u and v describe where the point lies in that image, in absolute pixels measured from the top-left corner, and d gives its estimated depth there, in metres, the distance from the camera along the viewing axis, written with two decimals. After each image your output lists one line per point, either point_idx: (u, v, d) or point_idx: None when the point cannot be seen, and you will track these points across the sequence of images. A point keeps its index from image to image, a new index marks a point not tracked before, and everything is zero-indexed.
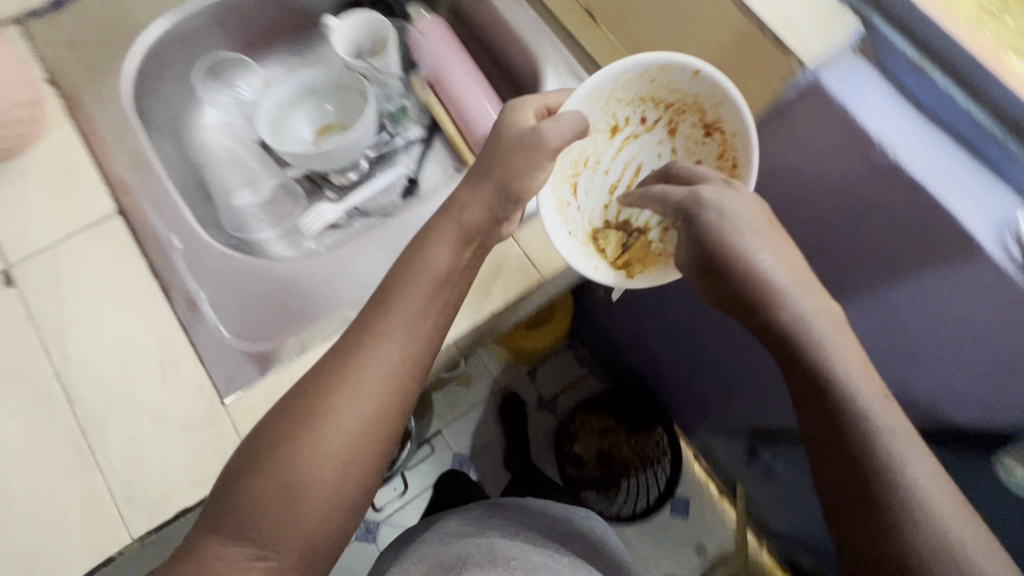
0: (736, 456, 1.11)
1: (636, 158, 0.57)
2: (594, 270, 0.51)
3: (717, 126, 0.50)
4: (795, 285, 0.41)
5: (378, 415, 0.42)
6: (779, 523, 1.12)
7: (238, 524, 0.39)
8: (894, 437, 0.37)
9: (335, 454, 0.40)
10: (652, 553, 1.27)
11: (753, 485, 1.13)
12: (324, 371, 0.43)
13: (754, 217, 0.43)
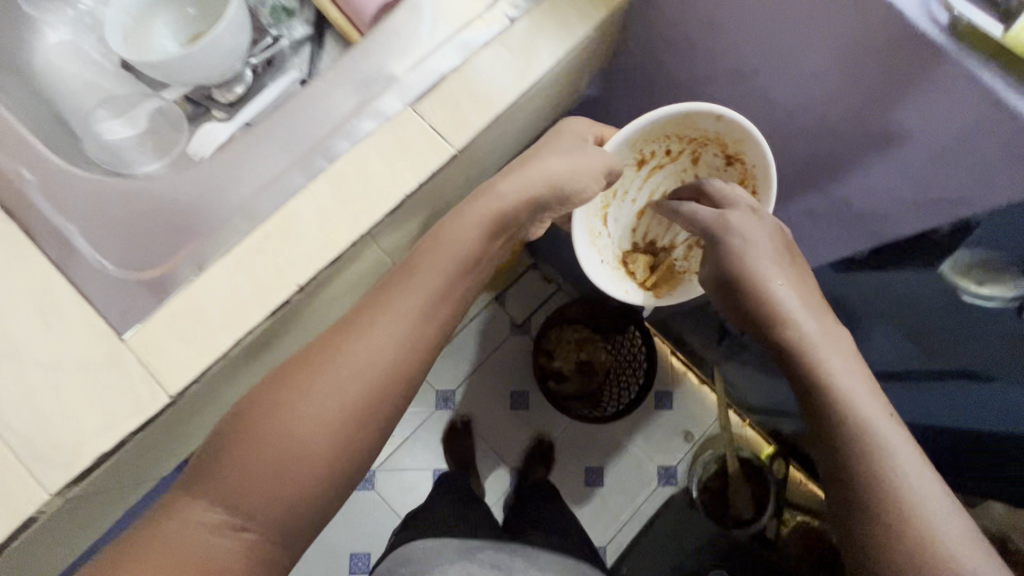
0: (708, 338, 1.13)
1: (658, 187, 0.83)
2: (625, 292, 0.77)
3: (738, 157, 0.73)
4: (805, 308, 0.54)
5: (364, 404, 0.51)
6: (758, 396, 1.14)
7: (236, 485, 0.47)
8: (872, 417, 0.49)
9: (323, 436, 0.49)
10: (642, 449, 1.31)
11: (728, 364, 1.14)
12: (341, 348, 0.52)
13: (767, 247, 0.58)
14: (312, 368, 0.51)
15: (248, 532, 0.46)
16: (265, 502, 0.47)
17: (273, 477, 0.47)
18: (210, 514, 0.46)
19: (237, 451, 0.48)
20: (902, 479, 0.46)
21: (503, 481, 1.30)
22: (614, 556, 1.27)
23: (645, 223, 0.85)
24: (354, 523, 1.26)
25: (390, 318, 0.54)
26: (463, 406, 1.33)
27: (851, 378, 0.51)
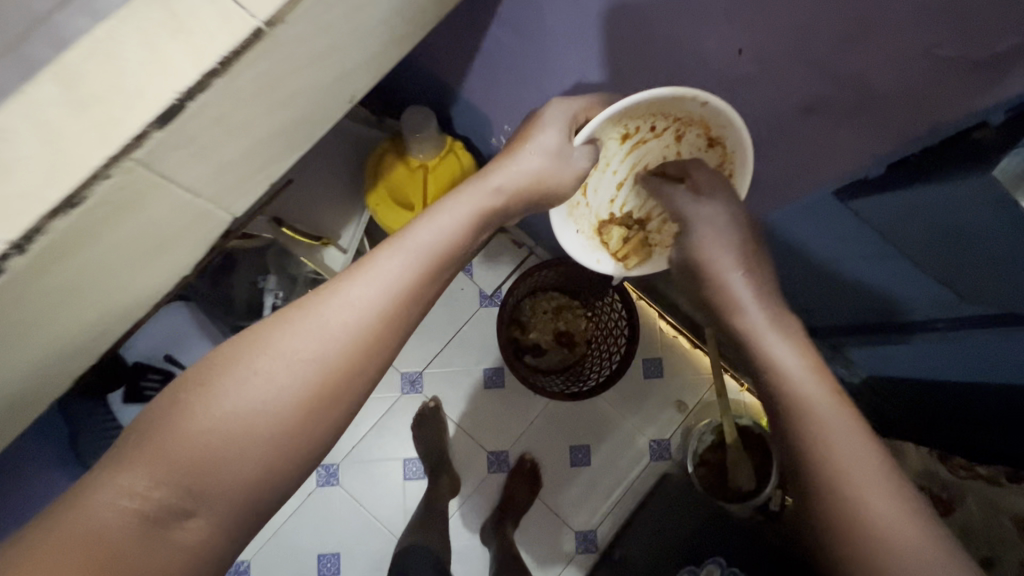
0: None
1: (642, 160, 0.67)
2: (598, 262, 0.70)
3: (719, 141, 0.60)
4: (758, 304, 0.50)
5: (303, 408, 0.42)
6: None
7: (180, 457, 0.39)
8: (839, 428, 0.42)
9: (254, 436, 0.40)
10: (631, 423, 1.19)
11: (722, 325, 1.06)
12: (317, 310, 0.44)
13: (722, 237, 0.55)
14: (281, 329, 0.43)
15: (198, 520, 0.39)
16: (220, 489, 0.39)
17: (229, 459, 0.40)
18: (144, 489, 0.38)
19: (190, 415, 0.40)
20: (865, 499, 0.39)
21: (481, 467, 1.19)
22: (606, 540, 1.16)
23: (625, 196, 0.71)
24: (321, 523, 1.15)
25: (375, 280, 0.46)
26: (432, 389, 1.20)
27: (812, 383, 0.44)
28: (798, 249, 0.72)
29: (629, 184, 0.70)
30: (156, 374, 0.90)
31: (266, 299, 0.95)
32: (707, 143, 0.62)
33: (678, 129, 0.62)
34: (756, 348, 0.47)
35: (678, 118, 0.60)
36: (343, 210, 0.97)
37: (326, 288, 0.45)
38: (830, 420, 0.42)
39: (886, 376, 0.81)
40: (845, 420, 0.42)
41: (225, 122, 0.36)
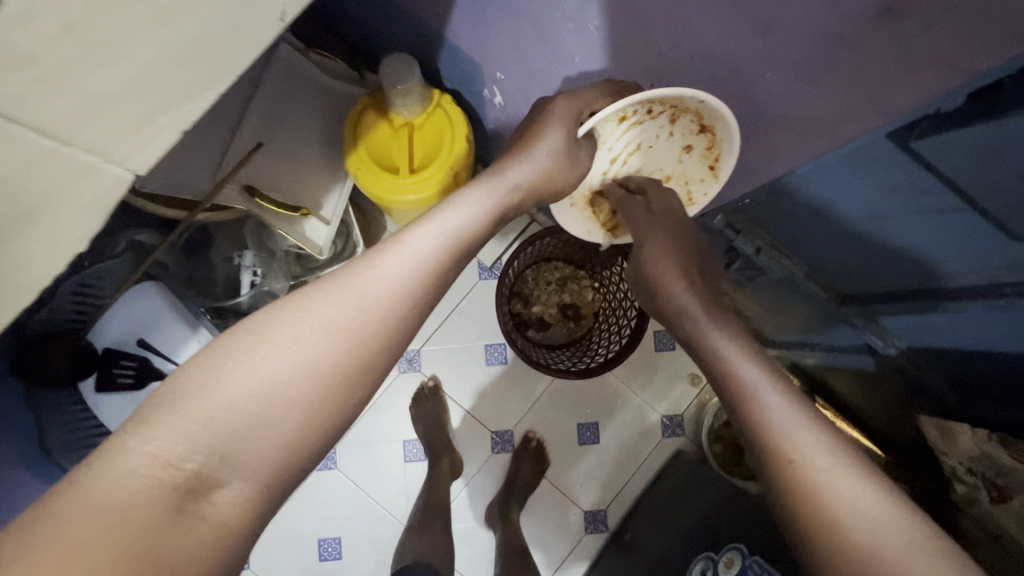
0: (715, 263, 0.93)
1: (637, 138, 0.66)
2: (587, 234, 0.77)
3: (711, 129, 0.61)
4: (706, 317, 0.62)
5: (341, 377, 0.49)
6: (775, 324, 1.01)
7: (225, 417, 0.45)
8: (794, 431, 0.50)
9: (295, 408, 0.47)
10: (642, 398, 1.13)
11: (741, 291, 0.99)
12: (355, 283, 0.51)
13: (670, 257, 0.66)
14: (323, 300, 0.50)
15: (227, 488, 0.44)
16: (267, 443, 0.46)
17: (281, 414, 0.46)
18: (179, 453, 0.43)
19: (229, 383, 0.45)
20: (826, 491, 0.47)
21: (484, 447, 1.13)
22: (618, 518, 1.10)
23: (619, 169, 0.71)
24: (319, 508, 1.11)
25: (404, 260, 0.54)
26: (431, 367, 1.14)
27: (771, 395, 0.53)
28: (829, 206, 0.64)
29: (623, 160, 0.69)
30: (131, 360, 0.82)
31: (245, 279, 0.90)
32: (700, 128, 0.62)
33: (673, 113, 0.61)
34: (719, 365, 0.57)
35: (675, 104, 0.58)
36: (324, 177, 0.88)
37: (361, 265, 0.53)
38: (787, 425, 0.51)
39: (924, 346, 0.74)
40: (804, 421, 0.51)
41: (75, 34, 0.29)
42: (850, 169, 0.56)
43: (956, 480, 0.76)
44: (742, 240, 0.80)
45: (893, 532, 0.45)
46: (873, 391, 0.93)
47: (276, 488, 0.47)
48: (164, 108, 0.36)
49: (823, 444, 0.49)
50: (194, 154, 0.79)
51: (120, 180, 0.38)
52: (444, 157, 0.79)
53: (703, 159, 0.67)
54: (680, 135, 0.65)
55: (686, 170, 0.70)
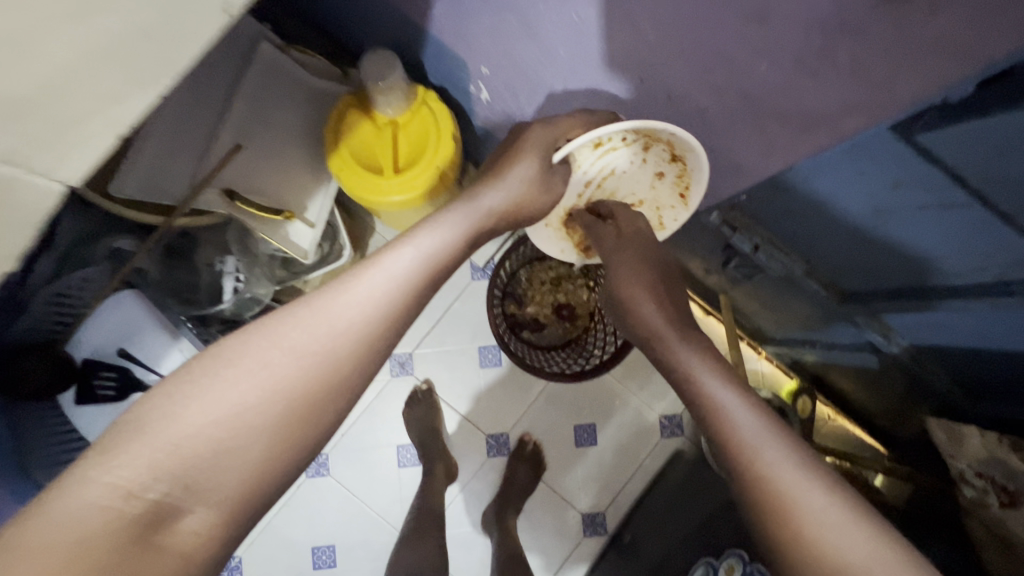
0: (713, 260, 0.90)
1: (611, 163, 0.73)
2: (561, 252, 0.85)
3: (680, 160, 0.67)
4: (676, 336, 0.67)
5: (312, 397, 0.50)
6: (774, 322, 0.99)
7: (189, 446, 0.45)
8: (764, 449, 0.54)
9: (262, 432, 0.48)
10: (640, 399, 1.11)
11: (737, 290, 0.97)
12: (326, 307, 0.53)
13: (642, 279, 0.72)
14: (294, 324, 0.52)
15: (191, 515, 0.45)
16: (224, 477, 0.46)
17: (247, 440, 0.47)
18: (140, 483, 0.43)
19: (191, 410, 0.46)
20: (796, 503, 0.50)
21: (479, 451, 1.11)
22: (616, 521, 1.08)
23: (594, 191, 0.78)
24: (313, 515, 1.09)
25: (378, 282, 0.56)
26: (424, 370, 1.12)
27: (740, 412, 0.57)
28: (826, 205, 0.62)
29: (597, 182, 0.76)
30: (111, 371, 0.80)
31: (226, 289, 0.87)
32: (671, 157, 0.68)
33: (646, 141, 0.66)
34: (692, 386, 0.62)
35: (646, 135, 0.65)
36: (307, 178, 0.86)
37: (332, 290, 0.55)
38: (758, 443, 0.55)
39: (929, 345, 0.72)
40: (772, 437, 0.55)
41: None
42: (849, 172, 0.55)
43: (963, 484, 0.73)
44: (739, 238, 0.76)
45: (852, 537, 0.48)
46: (874, 388, 0.91)
47: (245, 509, 0.47)
48: (84, 113, 0.32)
49: (780, 451, 0.54)
50: (171, 160, 0.77)
51: (54, 193, 0.35)
52: (428, 156, 0.77)
53: (673, 186, 0.74)
54: (653, 162, 0.71)
55: (658, 195, 0.76)
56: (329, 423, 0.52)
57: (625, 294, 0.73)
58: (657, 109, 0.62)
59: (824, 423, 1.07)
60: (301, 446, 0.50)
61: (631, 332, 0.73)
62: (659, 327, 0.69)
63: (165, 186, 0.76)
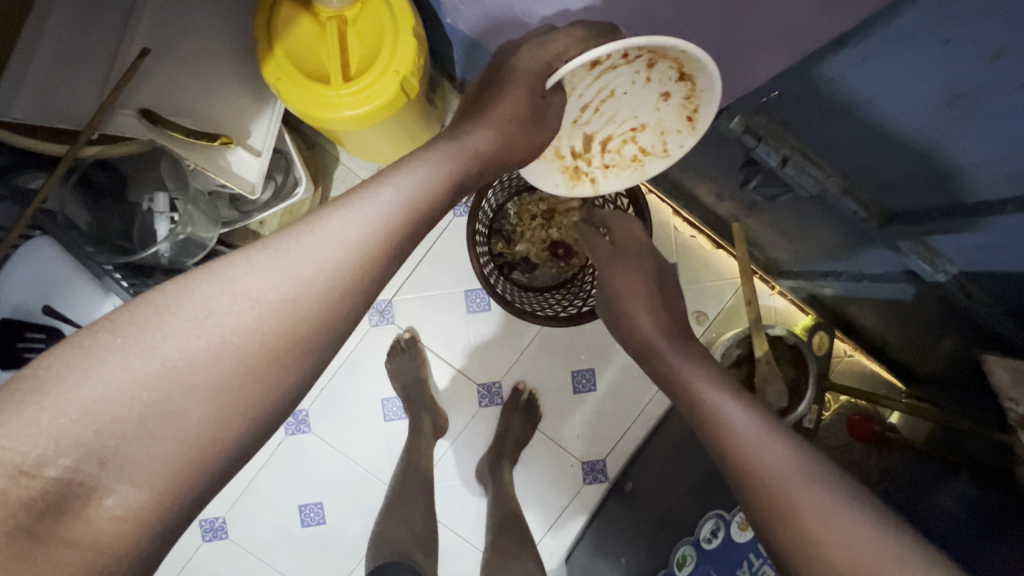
0: (729, 181, 0.77)
1: (610, 85, 0.60)
2: (556, 185, 0.71)
3: (690, 78, 0.55)
4: (670, 346, 0.65)
5: (262, 361, 0.41)
6: (791, 252, 0.88)
7: (106, 411, 0.37)
8: (769, 455, 0.50)
9: (204, 400, 0.39)
10: None
11: (753, 220, 0.86)
12: (285, 252, 0.43)
13: (636, 288, 0.70)
14: (248, 269, 0.42)
15: (110, 498, 0.37)
16: (158, 450, 0.38)
17: (184, 402, 0.38)
18: (37, 458, 0.35)
19: (110, 367, 0.37)
20: (803, 510, 0.46)
21: (469, 402, 1.03)
22: (616, 471, 1.02)
23: (591, 118, 0.65)
24: (296, 473, 1.03)
25: (353, 224, 0.45)
26: (407, 319, 1.02)
27: (735, 416, 0.54)
28: (870, 106, 0.49)
29: (594, 107, 0.64)
30: (37, 332, 0.70)
31: (160, 227, 0.76)
32: (679, 76, 0.56)
33: (651, 58, 0.55)
34: (687, 391, 0.60)
35: (652, 48, 0.52)
36: (248, 98, 0.73)
37: (296, 230, 0.44)
38: (760, 447, 0.51)
39: (986, 270, 0.61)
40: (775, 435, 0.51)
41: None
42: (919, 52, 0.41)
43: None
44: (764, 149, 0.61)
45: (860, 526, 0.44)
46: (903, 321, 0.81)
47: (186, 494, 0.39)
48: None
49: (777, 448, 0.50)
50: (66, 74, 0.63)
51: None
52: (385, 58, 0.62)
53: (680, 109, 0.61)
54: (658, 81, 0.59)
55: (662, 118, 0.64)
56: (290, 389, 0.42)
57: (615, 299, 0.71)
58: None
59: (840, 359, 1.01)
60: (255, 422, 0.41)
61: (623, 341, 0.70)
62: (651, 337, 0.67)
63: (64, 106, 0.63)
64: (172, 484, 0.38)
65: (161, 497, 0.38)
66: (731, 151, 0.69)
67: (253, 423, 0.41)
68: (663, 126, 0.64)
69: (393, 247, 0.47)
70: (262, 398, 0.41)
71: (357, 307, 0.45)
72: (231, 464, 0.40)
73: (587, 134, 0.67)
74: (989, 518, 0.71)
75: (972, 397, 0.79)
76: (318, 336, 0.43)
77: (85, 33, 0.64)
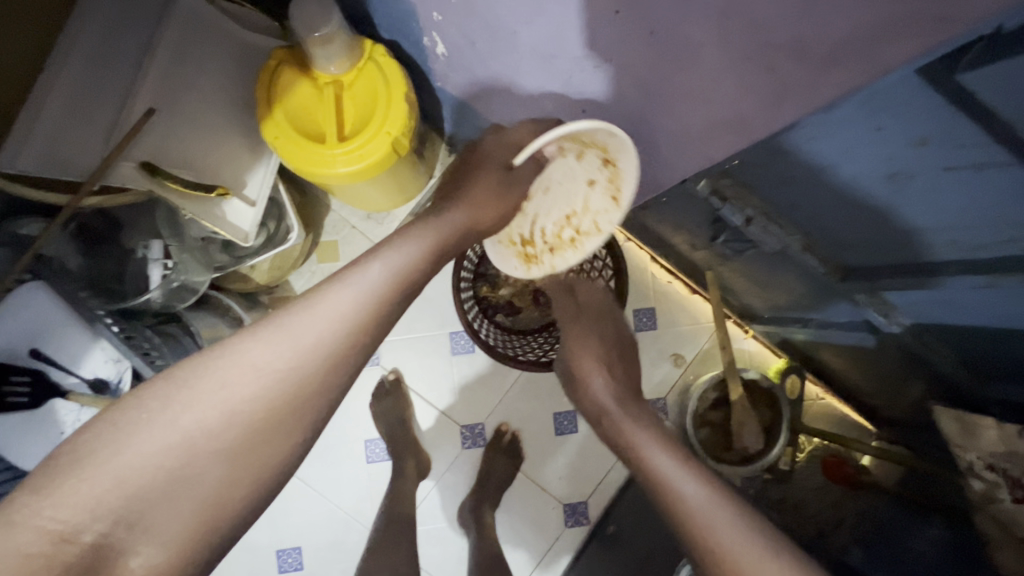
0: (700, 233, 0.82)
1: (550, 175, 0.71)
2: (512, 267, 0.74)
3: (611, 158, 0.60)
4: (620, 405, 0.69)
5: (270, 431, 0.44)
6: (762, 299, 0.92)
7: (135, 479, 0.39)
8: (728, 526, 0.53)
9: (221, 465, 0.42)
10: None
11: (722, 267, 0.91)
12: (287, 326, 0.46)
13: (590, 355, 0.75)
14: (257, 341, 0.45)
15: (136, 555, 0.39)
16: (178, 511, 0.40)
17: (202, 467, 0.41)
18: (75, 524, 0.37)
19: (138, 441, 0.40)
20: None
21: (453, 444, 1.04)
22: (598, 510, 1.02)
23: (535, 205, 0.72)
24: (275, 517, 1.01)
25: (346, 295, 0.49)
26: (391, 359, 1.04)
27: (679, 477, 0.57)
28: (821, 177, 0.53)
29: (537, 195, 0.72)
30: (23, 376, 0.69)
31: (153, 275, 0.77)
32: (603, 158, 0.62)
33: (580, 144, 0.63)
34: (628, 444, 0.63)
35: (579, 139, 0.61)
36: (248, 153, 0.77)
37: (296, 304, 0.48)
38: (713, 523, 0.53)
39: (936, 322, 0.65)
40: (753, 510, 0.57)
41: None
42: (857, 141, 0.46)
43: (972, 477, 0.70)
44: (729, 209, 0.65)
45: None
46: (869, 366, 0.85)
47: (204, 551, 0.41)
48: None
49: (699, 488, 0.56)
50: (72, 129, 0.66)
51: None
52: (378, 120, 0.66)
53: (606, 191, 0.64)
54: (585, 165, 0.65)
55: (591, 202, 0.67)
56: (293, 446, 0.45)
57: (572, 359, 0.75)
58: (635, 49, 0.51)
59: (813, 402, 1.04)
60: (263, 479, 0.44)
61: (577, 401, 0.74)
62: (603, 396, 0.71)
63: (71, 159, 0.66)
64: (191, 542, 0.40)
65: (182, 556, 0.40)
66: (700, 209, 0.74)
67: (265, 478, 0.44)
68: (592, 210, 0.67)
69: (389, 321, 0.51)
70: (271, 458, 0.44)
71: (354, 363, 0.48)
72: (241, 523, 0.43)
73: (533, 222, 0.72)
74: (963, 562, 0.74)
75: (936, 439, 0.82)
76: (317, 398, 0.46)
77: (91, 101, 0.67)
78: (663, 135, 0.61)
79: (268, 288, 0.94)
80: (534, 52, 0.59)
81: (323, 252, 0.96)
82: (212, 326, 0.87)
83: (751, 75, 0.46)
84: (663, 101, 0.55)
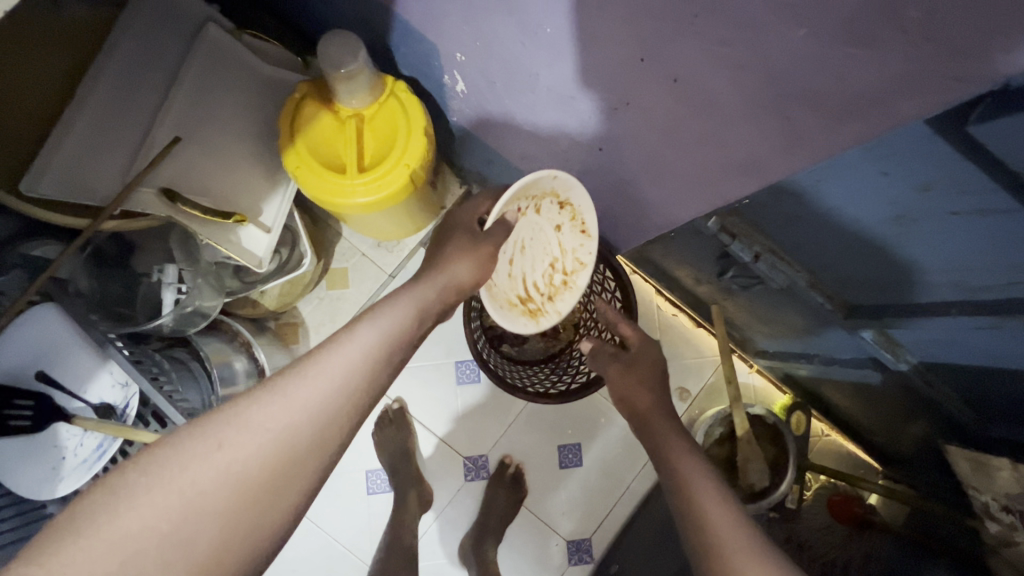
0: (706, 269, 0.83)
1: (520, 238, 0.78)
2: (523, 324, 0.77)
3: (567, 202, 0.71)
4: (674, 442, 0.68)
5: (261, 495, 0.43)
6: (766, 334, 0.93)
7: (130, 544, 0.39)
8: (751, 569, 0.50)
9: (213, 528, 0.41)
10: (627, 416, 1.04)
11: (728, 302, 0.92)
12: (283, 388, 0.46)
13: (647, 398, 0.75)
14: (254, 403, 0.45)
15: None
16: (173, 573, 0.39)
17: (196, 527, 0.40)
18: None
19: (136, 504, 0.39)
20: None
21: (456, 476, 1.02)
22: (602, 548, 1.01)
23: (518, 266, 0.80)
24: None
25: (340, 358, 0.49)
26: (395, 389, 1.03)
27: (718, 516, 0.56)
28: (830, 218, 0.55)
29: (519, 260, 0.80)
30: (27, 399, 0.68)
31: (165, 299, 0.78)
32: (560, 205, 0.72)
33: (536, 203, 0.72)
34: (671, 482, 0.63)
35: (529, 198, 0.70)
36: (264, 178, 0.78)
37: (291, 369, 0.48)
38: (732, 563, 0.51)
39: (943, 360, 0.66)
40: None
41: None
42: (862, 185, 0.48)
43: (989, 519, 0.70)
44: (739, 246, 0.66)
45: None
46: (873, 404, 0.86)
47: None
48: None
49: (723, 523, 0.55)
50: (98, 157, 0.68)
51: None
52: (396, 153, 0.68)
53: (573, 228, 0.74)
54: (547, 217, 0.75)
55: (566, 243, 0.77)
56: (291, 503, 0.44)
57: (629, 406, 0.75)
58: (652, 93, 0.53)
59: (818, 438, 1.04)
60: (262, 532, 0.43)
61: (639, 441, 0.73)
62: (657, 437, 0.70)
63: (95, 185, 0.67)
64: None
65: None
66: (706, 245, 0.75)
67: (261, 538, 0.43)
68: (571, 250, 0.76)
69: (382, 387, 0.51)
70: (270, 515, 0.43)
71: (356, 417, 0.48)
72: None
73: (524, 281, 0.81)
74: None
75: (943, 478, 0.81)
76: (313, 458, 0.45)
77: (117, 134, 0.69)
78: (676, 172, 0.63)
79: (276, 313, 0.95)
80: (555, 92, 0.62)
81: (332, 278, 0.97)
82: (220, 350, 0.88)
83: (763, 122, 0.48)
84: (679, 140, 0.57)
